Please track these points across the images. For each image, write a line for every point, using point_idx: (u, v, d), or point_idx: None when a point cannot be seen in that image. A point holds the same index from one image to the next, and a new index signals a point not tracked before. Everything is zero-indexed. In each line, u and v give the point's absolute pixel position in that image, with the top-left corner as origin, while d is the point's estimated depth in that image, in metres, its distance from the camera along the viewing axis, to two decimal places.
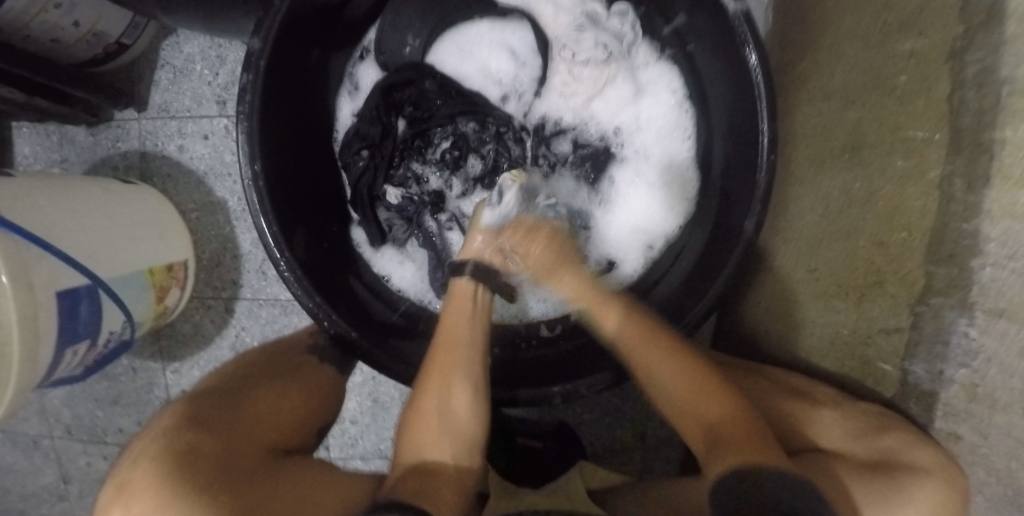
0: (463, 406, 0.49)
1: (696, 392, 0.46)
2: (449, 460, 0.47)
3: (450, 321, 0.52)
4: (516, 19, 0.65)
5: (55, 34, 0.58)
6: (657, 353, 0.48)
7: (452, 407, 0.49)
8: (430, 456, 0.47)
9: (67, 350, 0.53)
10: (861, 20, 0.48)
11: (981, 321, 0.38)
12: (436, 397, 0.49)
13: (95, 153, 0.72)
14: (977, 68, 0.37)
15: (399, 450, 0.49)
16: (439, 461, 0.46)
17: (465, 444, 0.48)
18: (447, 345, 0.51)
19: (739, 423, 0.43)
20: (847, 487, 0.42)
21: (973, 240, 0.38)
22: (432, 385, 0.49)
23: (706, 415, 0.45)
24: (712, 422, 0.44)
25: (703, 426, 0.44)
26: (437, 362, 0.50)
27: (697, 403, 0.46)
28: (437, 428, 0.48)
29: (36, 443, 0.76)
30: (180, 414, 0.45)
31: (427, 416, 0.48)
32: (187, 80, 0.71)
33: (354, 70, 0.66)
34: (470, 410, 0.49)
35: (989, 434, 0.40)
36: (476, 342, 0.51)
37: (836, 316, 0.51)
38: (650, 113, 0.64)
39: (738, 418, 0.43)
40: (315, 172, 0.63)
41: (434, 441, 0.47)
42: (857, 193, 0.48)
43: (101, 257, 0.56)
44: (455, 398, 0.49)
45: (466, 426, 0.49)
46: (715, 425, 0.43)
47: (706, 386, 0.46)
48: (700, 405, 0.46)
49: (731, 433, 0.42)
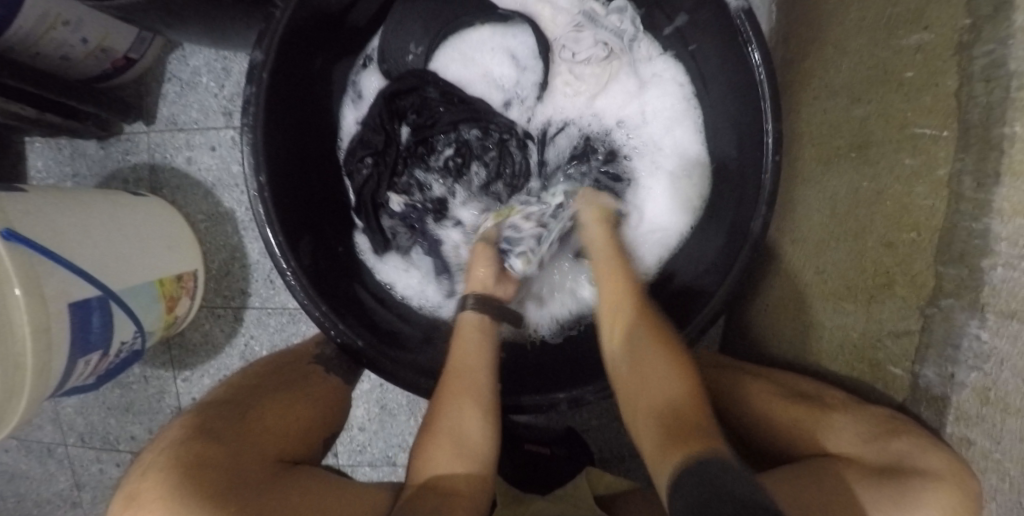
0: (476, 428, 0.48)
1: (673, 373, 0.43)
2: (461, 478, 0.46)
3: (458, 351, 0.52)
4: (518, 24, 0.65)
5: (65, 51, 0.59)
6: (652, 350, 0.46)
7: (464, 428, 0.48)
8: (443, 475, 0.46)
9: (79, 361, 0.55)
10: (867, 16, 0.47)
11: (992, 323, 0.37)
12: (452, 417, 0.48)
13: (105, 166, 0.74)
14: (984, 62, 0.36)
15: (411, 470, 0.48)
16: (452, 481, 0.46)
17: (479, 467, 0.47)
18: (457, 366, 0.51)
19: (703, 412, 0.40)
20: (856, 496, 0.42)
21: (982, 240, 0.37)
22: (443, 408, 0.49)
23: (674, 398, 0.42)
24: (674, 406, 0.41)
25: (665, 408, 0.41)
26: (451, 386, 0.50)
27: (670, 384, 0.43)
28: (451, 449, 0.47)
29: (51, 450, 0.78)
30: (187, 427, 0.45)
31: (442, 439, 0.47)
32: (194, 92, 0.72)
33: (357, 78, 0.67)
34: (483, 429, 0.48)
35: (1001, 438, 0.38)
36: (486, 364, 0.52)
37: (845, 318, 0.50)
38: (658, 105, 0.64)
39: (702, 406, 0.41)
40: (320, 182, 0.63)
41: (446, 460, 0.46)
42: (865, 193, 0.48)
43: (112, 269, 0.57)
44: (468, 419, 0.48)
45: (479, 449, 0.48)
46: (680, 411, 0.40)
47: (683, 371, 0.44)
48: (671, 383, 0.43)
49: (694, 421, 0.39)
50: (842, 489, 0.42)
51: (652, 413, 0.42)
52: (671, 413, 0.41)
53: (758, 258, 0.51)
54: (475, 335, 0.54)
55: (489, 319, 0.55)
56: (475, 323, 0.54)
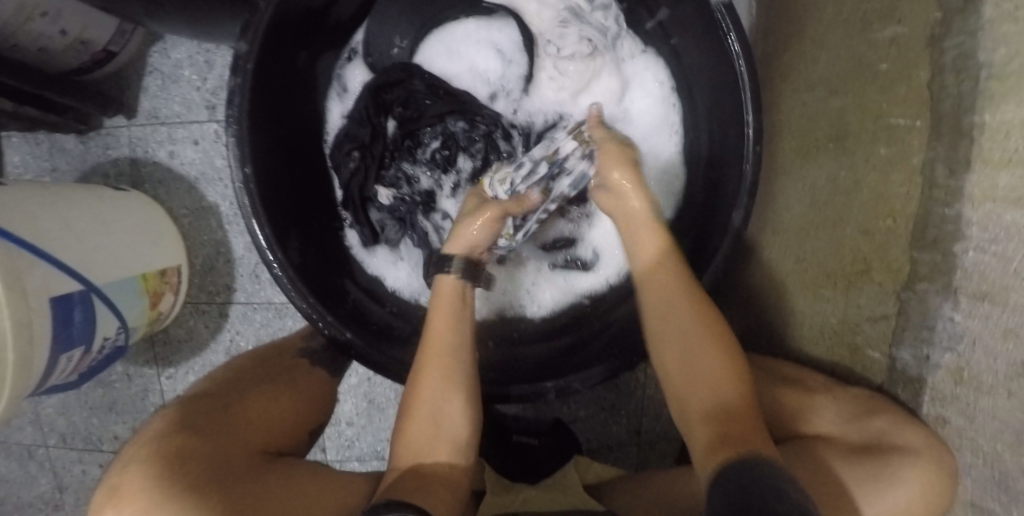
0: (456, 408, 0.48)
1: (715, 362, 0.44)
2: (444, 460, 0.47)
3: (437, 321, 0.50)
4: (501, 16, 0.65)
5: (44, 43, 0.58)
6: (684, 305, 0.47)
7: (442, 410, 0.48)
8: (425, 458, 0.47)
9: (61, 356, 0.54)
10: (843, 10, 0.48)
11: (965, 305, 0.38)
12: (430, 395, 0.48)
13: (85, 160, 0.72)
14: (955, 53, 0.37)
15: (394, 451, 0.48)
16: (435, 463, 0.46)
17: (451, 447, 0.47)
18: (436, 341, 0.49)
19: (747, 401, 0.42)
20: (837, 475, 0.43)
21: (956, 225, 0.38)
22: (424, 385, 0.48)
23: (720, 383, 0.43)
24: (722, 392, 0.43)
25: (707, 393, 0.43)
26: (427, 359, 0.49)
27: (712, 367, 0.44)
28: (426, 429, 0.47)
29: (31, 452, 0.76)
30: (171, 419, 0.45)
31: (420, 419, 0.47)
32: (176, 86, 0.71)
33: (342, 71, 0.66)
34: (462, 409, 0.48)
35: (974, 417, 0.39)
36: (464, 339, 0.50)
37: (823, 306, 0.52)
38: (640, 107, 0.64)
39: (745, 394, 0.43)
40: (306, 176, 0.63)
41: (428, 444, 0.47)
42: (843, 180, 0.49)
43: (94, 263, 0.56)
44: (448, 400, 0.48)
45: (453, 430, 0.48)
46: (722, 397, 0.43)
47: (727, 360, 0.44)
48: (717, 373, 0.44)
49: (738, 413, 0.41)
50: (818, 467, 0.44)
51: (694, 396, 0.44)
52: (714, 400, 0.43)
53: (738, 247, 0.52)
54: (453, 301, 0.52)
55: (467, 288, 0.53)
56: (453, 294, 0.52)
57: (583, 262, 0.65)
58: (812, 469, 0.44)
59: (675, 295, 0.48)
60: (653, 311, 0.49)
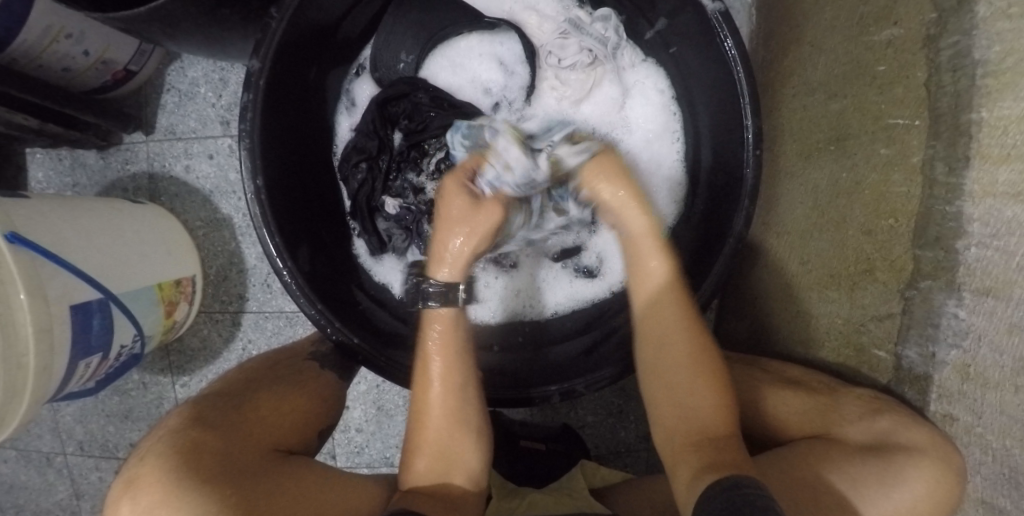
0: (468, 441, 0.49)
1: (699, 391, 0.47)
2: (458, 484, 0.48)
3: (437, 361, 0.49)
4: (503, 31, 0.66)
5: (68, 63, 0.61)
6: (672, 328, 0.49)
7: (450, 442, 0.49)
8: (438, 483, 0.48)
9: (80, 363, 0.55)
10: (840, 14, 0.49)
11: (969, 301, 0.38)
12: (436, 429, 0.49)
13: (105, 175, 0.75)
14: (951, 52, 0.38)
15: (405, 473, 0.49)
16: (449, 487, 0.48)
17: (464, 474, 0.49)
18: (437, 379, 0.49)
19: (727, 424, 0.45)
20: (835, 483, 0.42)
21: (956, 222, 0.38)
22: (427, 421, 0.49)
23: (701, 412, 0.46)
24: (704, 423, 0.45)
25: (688, 421, 0.46)
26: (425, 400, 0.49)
27: (696, 400, 0.46)
28: (434, 458, 0.48)
29: (49, 460, 0.78)
30: (186, 416, 0.46)
31: (428, 451, 0.49)
32: (192, 102, 0.74)
33: (350, 86, 0.68)
34: (473, 443, 0.49)
35: (982, 413, 0.39)
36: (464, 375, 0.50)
37: (829, 306, 0.51)
38: (641, 114, 0.65)
39: (726, 418, 0.46)
40: (316, 188, 0.65)
41: (440, 469, 0.48)
42: (844, 182, 0.49)
43: (112, 273, 0.58)
44: (456, 436, 0.49)
45: (463, 456, 0.49)
46: (704, 426, 0.45)
47: (711, 388, 0.47)
48: (699, 403, 0.46)
49: (719, 439, 0.44)
50: (815, 477, 0.43)
51: (678, 422, 0.47)
52: (696, 428, 0.45)
53: (742, 251, 0.52)
54: (453, 338, 0.50)
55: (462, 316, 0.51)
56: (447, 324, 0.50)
57: (586, 269, 0.65)
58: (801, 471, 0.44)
59: (667, 319, 0.50)
60: (648, 334, 0.50)
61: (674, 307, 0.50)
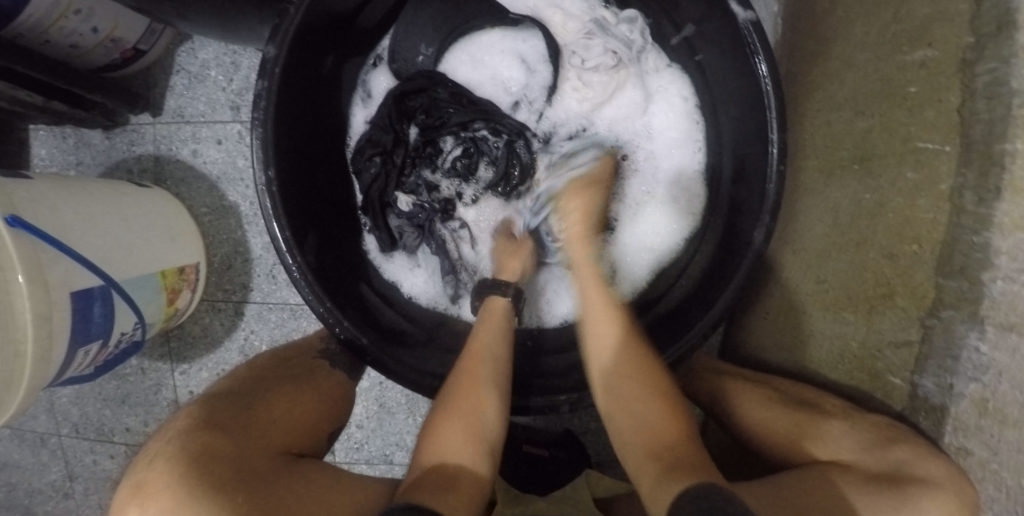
0: (492, 417, 0.49)
1: (650, 406, 0.48)
2: (468, 463, 0.46)
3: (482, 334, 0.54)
4: (528, 26, 0.65)
5: (74, 39, 0.59)
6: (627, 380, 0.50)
7: (481, 408, 0.49)
8: (451, 459, 0.46)
9: (79, 350, 0.54)
10: (871, 31, 0.48)
11: (992, 335, 0.38)
12: (476, 400, 0.49)
13: (109, 156, 0.73)
14: (988, 79, 0.37)
15: (417, 453, 0.48)
16: (460, 464, 0.46)
17: (485, 448, 0.47)
18: (478, 352, 0.52)
19: (688, 444, 0.44)
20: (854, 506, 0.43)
21: (983, 253, 0.38)
22: (467, 389, 0.50)
23: (659, 432, 0.46)
24: (663, 438, 0.45)
25: (649, 436, 0.46)
26: (472, 367, 0.51)
27: (643, 410, 0.48)
28: (463, 424, 0.48)
29: (44, 440, 0.77)
30: (194, 416, 0.45)
31: (456, 416, 0.48)
32: (202, 85, 0.72)
33: (366, 77, 0.67)
34: (497, 417, 0.49)
35: (997, 448, 0.40)
36: (505, 355, 0.53)
37: (844, 328, 0.51)
38: (662, 121, 0.64)
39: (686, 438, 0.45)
40: (328, 180, 0.64)
41: (456, 445, 0.47)
42: (868, 202, 0.48)
43: (115, 259, 0.56)
44: (487, 409, 0.49)
45: (489, 430, 0.48)
46: (663, 441, 0.45)
47: (664, 405, 0.48)
48: (653, 417, 0.47)
49: (678, 452, 0.43)
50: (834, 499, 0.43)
51: (637, 440, 0.46)
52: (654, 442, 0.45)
53: (760, 267, 0.52)
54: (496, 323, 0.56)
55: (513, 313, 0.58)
56: (502, 312, 0.57)
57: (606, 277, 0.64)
58: (819, 496, 0.43)
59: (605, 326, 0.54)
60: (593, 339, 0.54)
61: (634, 355, 0.51)
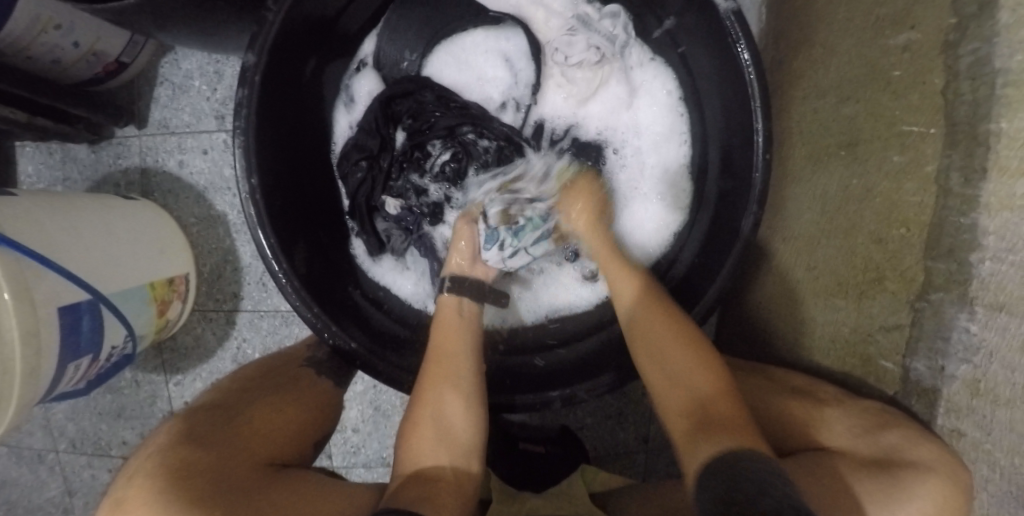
0: (459, 415, 0.49)
1: (689, 349, 0.47)
2: (447, 467, 0.47)
3: (440, 336, 0.54)
4: (510, 26, 0.65)
5: (55, 54, 0.59)
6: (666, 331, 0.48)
7: (447, 415, 0.49)
8: (427, 464, 0.47)
9: (70, 364, 0.54)
10: (855, 16, 0.48)
11: (982, 315, 0.38)
12: (435, 404, 0.49)
13: (96, 170, 0.73)
14: (971, 60, 0.37)
15: (398, 461, 0.49)
16: (437, 469, 0.47)
17: (462, 451, 0.48)
18: (438, 352, 0.52)
19: (729, 402, 0.43)
20: (853, 488, 0.42)
21: (970, 235, 0.38)
22: (423, 396, 0.50)
23: (701, 390, 0.44)
24: (703, 396, 0.44)
25: (690, 399, 0.44)
26: (429, 372, 0.51)
27: (682, 355, 0.47)
28: (432, 430, 0.48)
29: (40, 457, 0.77)
30: (175, 430, 0.46)
31: (423, 424, 0.49)
32: (186, 96, 0.72)
33: (350, 82, 0.66)
34: (466, 417, 0.49)
35: (991, 430, 0.39)
36: (468, 347, 0.53)
37: (836, 315, 0.50)
38: (648, 116, 0.64)
39: (727, 395, 0.43)
40: (312, 186, 0.63)
41: (431, 449, 0.48)
42: (854, 190, 0.47)
43: (102, 274, 0.56)
44: (451, 409, 0.49)
45: (462, 432, 0.49)
46: (706, 402, 0.43)
47: (700, 356, 0.46)
48: (693, 373, 0.45)
49: (719, 412, 0.42)
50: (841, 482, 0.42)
51: (679, 398, 0.45)
52: (693, 402, 0.44)
53: (750, 253, 0.51)
54: (455, 317, 0.55)
55: (467, 303, 0.57)
56: (453, 307, 0.56)
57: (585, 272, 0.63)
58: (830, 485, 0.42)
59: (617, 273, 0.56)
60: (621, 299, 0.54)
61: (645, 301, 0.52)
